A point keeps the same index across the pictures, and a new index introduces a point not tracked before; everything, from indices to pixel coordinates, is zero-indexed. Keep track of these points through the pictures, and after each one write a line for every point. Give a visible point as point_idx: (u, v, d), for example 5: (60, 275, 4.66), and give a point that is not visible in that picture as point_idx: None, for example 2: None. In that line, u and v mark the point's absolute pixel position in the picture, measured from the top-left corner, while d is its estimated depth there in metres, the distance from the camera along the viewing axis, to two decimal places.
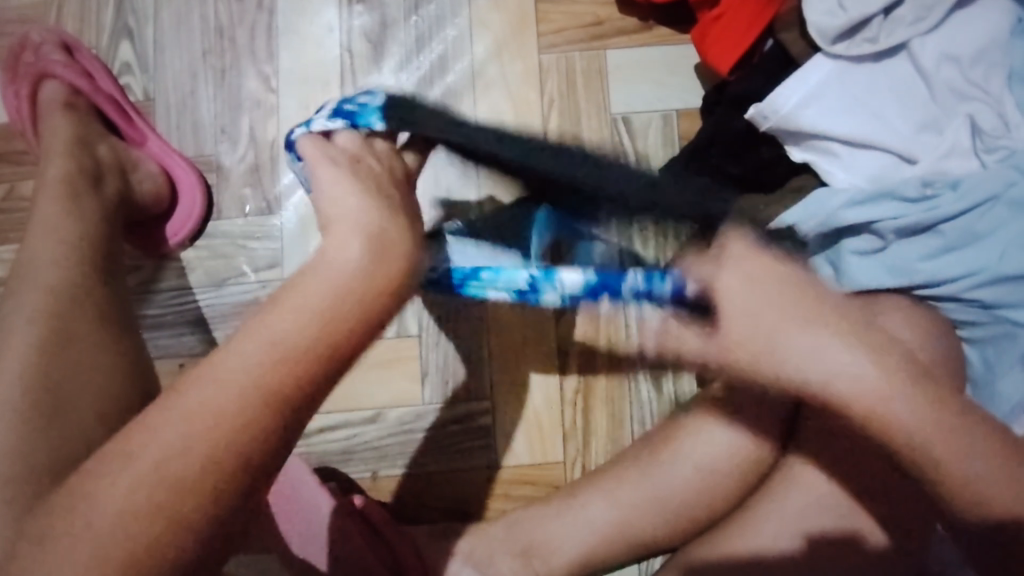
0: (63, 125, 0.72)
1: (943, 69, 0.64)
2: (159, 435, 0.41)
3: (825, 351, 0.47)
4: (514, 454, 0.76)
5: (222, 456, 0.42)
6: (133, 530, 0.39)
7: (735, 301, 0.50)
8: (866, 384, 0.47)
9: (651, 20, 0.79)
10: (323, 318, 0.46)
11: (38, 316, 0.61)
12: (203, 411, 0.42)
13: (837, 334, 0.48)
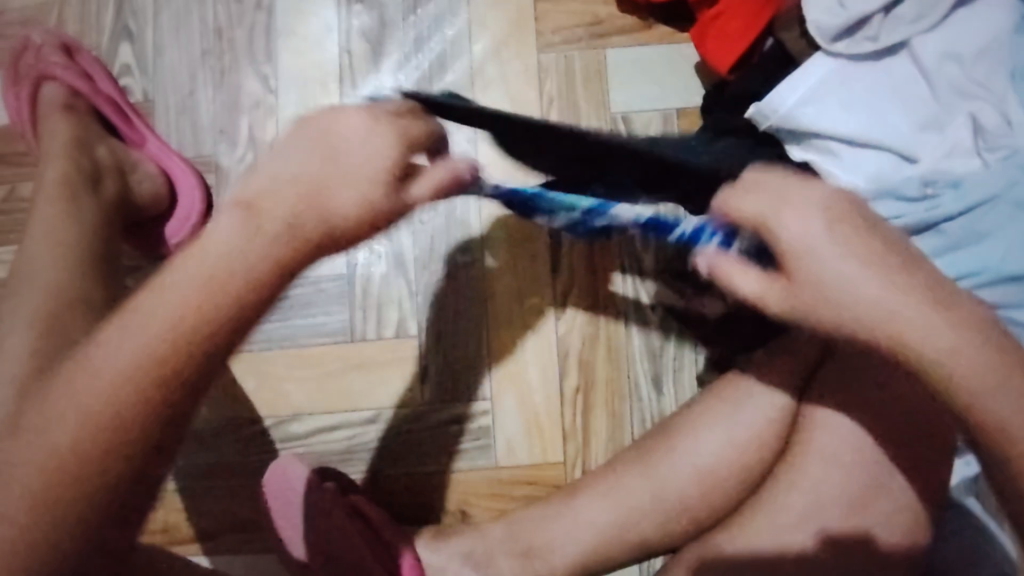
0: (62, 127, 0.72)
1: (944, 68, 0.63)
2: (91, 382, 0.46)
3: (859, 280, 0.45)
4: (514, 453, 0.76)
5: (143, 380, 0.45)
6: (70, 436, 0.46)
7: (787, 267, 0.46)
8: (913, 322, 0.45)
9: (650, 19, 0.79)
10: (198, 300, 0.46)
11: (38, 318, 0.61)
12: (138, 337, 0.46)
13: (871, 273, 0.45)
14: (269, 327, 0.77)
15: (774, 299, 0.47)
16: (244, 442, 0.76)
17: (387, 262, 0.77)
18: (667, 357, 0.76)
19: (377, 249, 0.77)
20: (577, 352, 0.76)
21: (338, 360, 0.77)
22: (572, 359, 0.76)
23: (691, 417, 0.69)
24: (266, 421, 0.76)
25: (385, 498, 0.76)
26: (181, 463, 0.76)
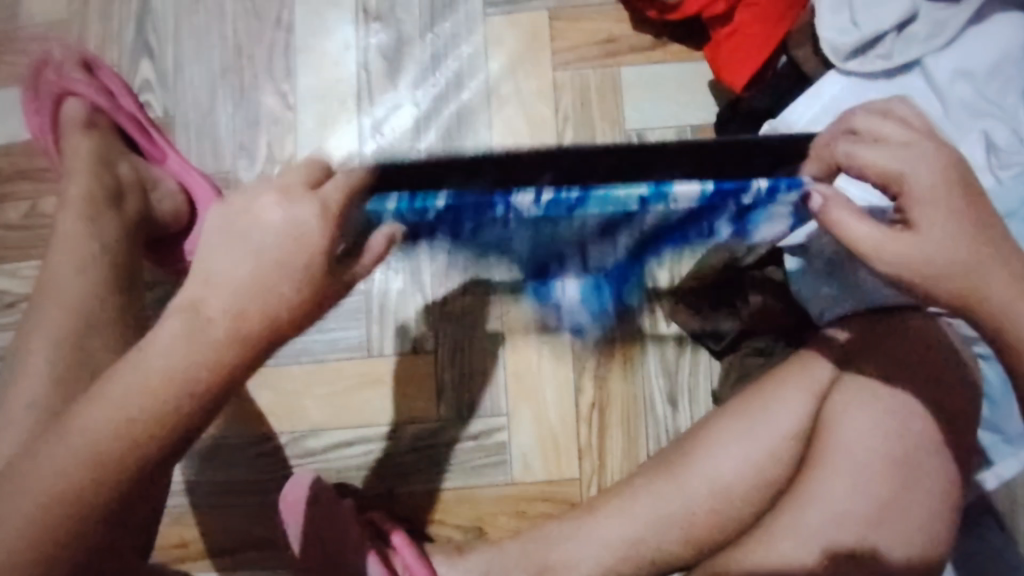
0: (84, 144, 0.74)
1: (957, 85, 0.66)
2: (60, 456, 0.48)
3: (928, 243, 0.51)
4: (531, 471, 0.76)
5: (107, 470, 0.48)
6: (50, 514, 0.48)
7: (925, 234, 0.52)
8: (969, 271, 0.51)
9: (665, 37, 0.79)
10: (163, 382, 0.47)
11: (59, 342, 0.64)
12: (100, 422, 0.47)
13: (950, 241, 0.51)
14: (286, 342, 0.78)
15: (886, 251, 0.52)
16: (259, 457, 0.77)
17: (404, 278, 0.78)
18: (682, 373, 0.77)
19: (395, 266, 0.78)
20: (593, 366, 0.77)
21: (356, 376, 0.77)
22: (588, 377, 0.77)
23: (708, 430, 0.69)
24: (281, 438, 0.77)
25: (402, 514, 0.76)
26: (194, 478, 0.77)
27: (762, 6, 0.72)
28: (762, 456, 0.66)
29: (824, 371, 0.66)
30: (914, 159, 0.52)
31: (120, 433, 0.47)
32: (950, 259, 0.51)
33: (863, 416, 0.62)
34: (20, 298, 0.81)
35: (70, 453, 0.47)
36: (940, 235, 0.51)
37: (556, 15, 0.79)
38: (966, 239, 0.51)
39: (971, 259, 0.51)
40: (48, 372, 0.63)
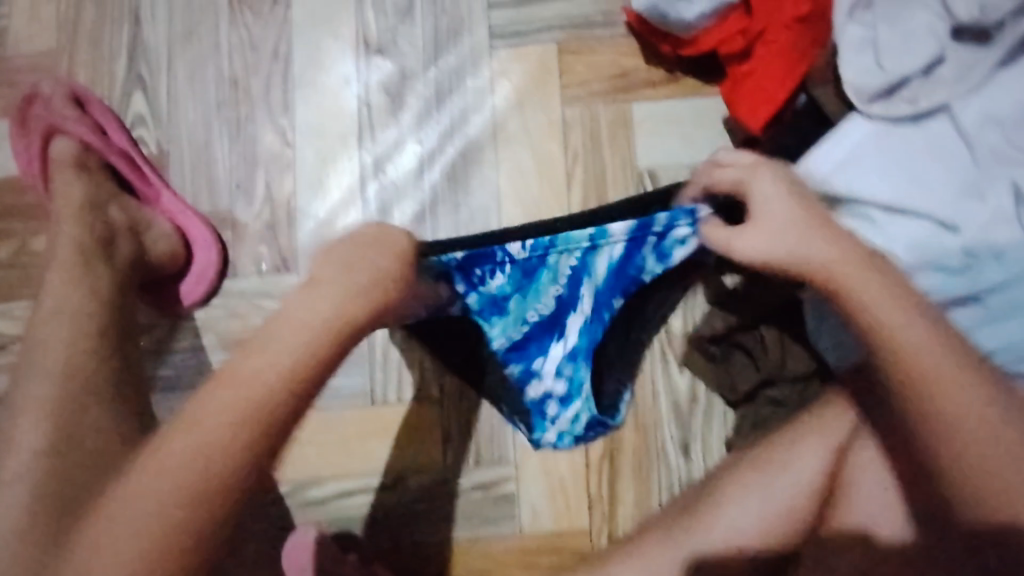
0: (75, 187, 0.71)
1: (986, 132, 0.63)
2: (160, 484, 0.45)
3: (758, 235, 0.51)
4: (540, 522, 0.74)
5: (219, 488, 0.46)
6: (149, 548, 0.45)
7: (760, 227, 0.52)
8: (821, 270, 0.50)
9: (678, 71, 0.76)
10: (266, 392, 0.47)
11: (49, 402, 0.61)
12: (204, 439, 0.46)
13: (782, 234, 0.51)
14: None
15: (738, 244, 0.52)
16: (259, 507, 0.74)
17: None
18: (698, 421, 0.74)
19: None
20: None
21: (358, 423, 0.75)
22: None
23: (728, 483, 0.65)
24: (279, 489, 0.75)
25: (406, 566, 0.74)
26: None
27: (782, 44, 0.69)
28: (771, 511, 0.62)
29: (843, 427, 0.61)
30: (745, 167, 0.54)
31: (234, 441, 0.46)
32: (811, 256, 0.50)
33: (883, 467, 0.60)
34: (12, 341, 0.78)
35: (183, 454, 0.45)
36: (783, 231, 0.51)
37: (564, 48, 0.76)
38: (790, 233, 0.51)
39: (807, 261, 0.50)
40: (37, 438, 0.60)
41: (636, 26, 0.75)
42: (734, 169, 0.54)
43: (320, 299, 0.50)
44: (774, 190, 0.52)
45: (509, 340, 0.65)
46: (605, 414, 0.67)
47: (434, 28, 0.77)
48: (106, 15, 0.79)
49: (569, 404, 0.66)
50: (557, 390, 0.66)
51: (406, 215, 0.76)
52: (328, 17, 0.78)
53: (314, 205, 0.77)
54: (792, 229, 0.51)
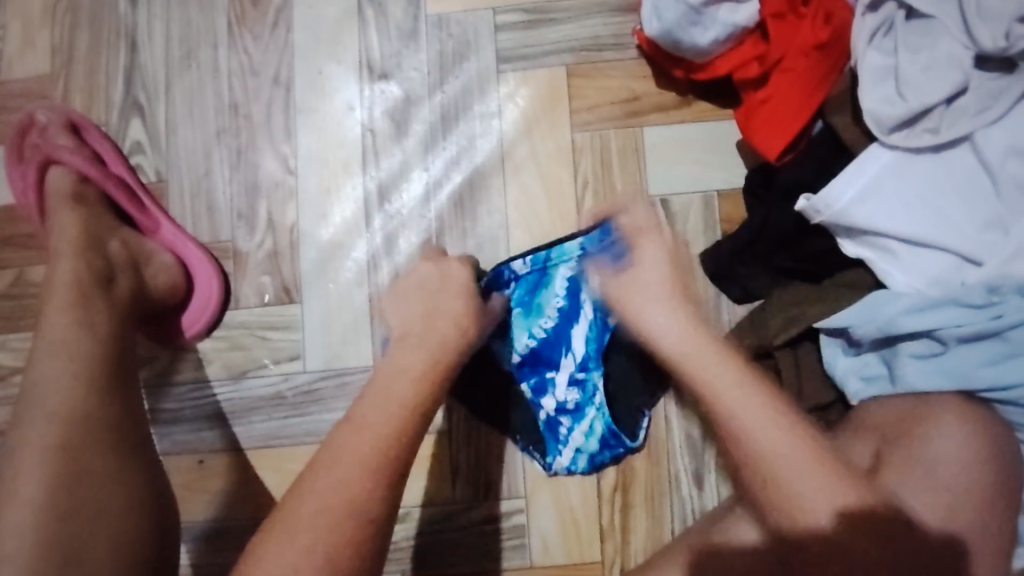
0: (71, 223, 0.69)
1: (1009, 162, 0.62)
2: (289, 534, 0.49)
3: (652, 308, 0.61)
4: (551, 554, 0.73)
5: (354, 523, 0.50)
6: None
7: (648, 306, 0.61)
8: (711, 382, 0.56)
9: (691, 94, 0.74)
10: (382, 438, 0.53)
11: (50, 452, 0.60)
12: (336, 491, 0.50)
13: (661, 312, 0.60)
14: (291, 422, 0.74)
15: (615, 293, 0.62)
16: None
17: None
18: (711, 453, 0.73)
19: None
20: None
21: None
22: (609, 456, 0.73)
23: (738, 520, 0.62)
24: None
25: None
26: (198, 562, 0.74)
27: (799, 72, 0.67)
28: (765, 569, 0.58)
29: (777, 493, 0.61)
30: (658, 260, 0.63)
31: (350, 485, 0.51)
32: (675, 341, 0.58)
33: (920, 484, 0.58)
34: (10, 373, 0.76)
35: (336, 470, 0.51)
36: (669, 311, 0.60)
37: (573, 71, 0.74)
38: (666, 307, 0.60)
39: (682, 351, 0.58)
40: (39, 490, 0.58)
41: (648, 50, 0.73)
42: (652, 257, 0.63)
43: (417, 351, 0.59)
44: (659, 264, 0.63)
45: (522, 354, 0.73)
46: (621, 430, 0.72)
47: (439, 51, 0.75)
48: (101, 38, 0.77)
49: (581, 417, 0.73)
50: (569, 403, 0.73)
51: (412, 243, 0.74)
52: (330, 40, 0.76)
53: (318, 232, 0.75)
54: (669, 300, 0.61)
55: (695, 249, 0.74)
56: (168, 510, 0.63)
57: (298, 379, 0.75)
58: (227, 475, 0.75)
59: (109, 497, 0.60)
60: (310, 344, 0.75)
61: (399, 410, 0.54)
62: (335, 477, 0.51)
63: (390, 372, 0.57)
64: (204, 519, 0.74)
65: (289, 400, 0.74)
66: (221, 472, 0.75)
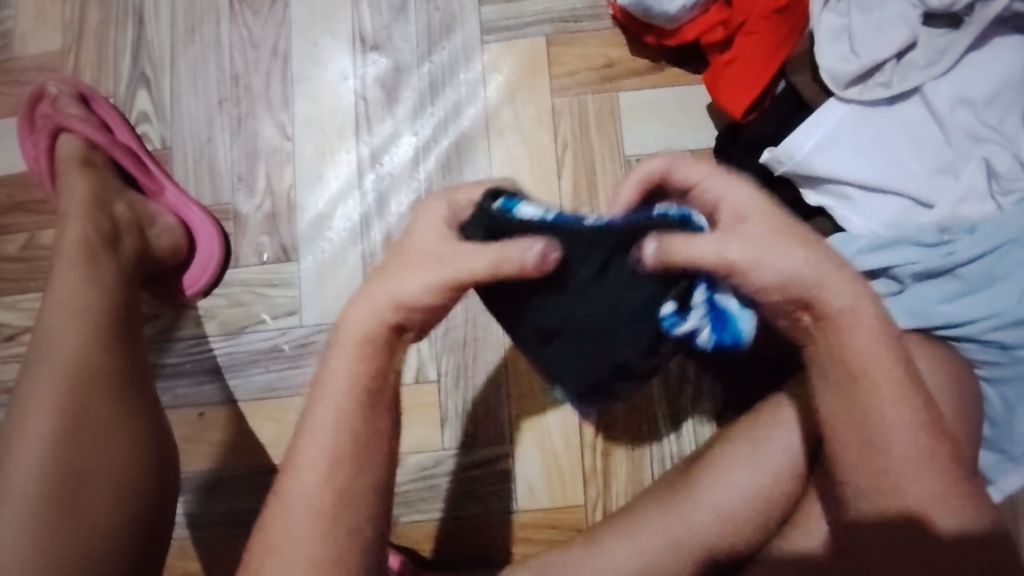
0: (79, 183, 0.72)
1: (958, 112, 0.66)
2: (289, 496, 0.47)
3: (768, 259, 0.45)
4: (536, 498, 0.76)
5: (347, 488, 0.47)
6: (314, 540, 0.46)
7: (764, 257, 0.45)
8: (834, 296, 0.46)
9: (663, 61, 0.79)
10: (352, 409, 0.47)
11: (58, 398, 0.62)
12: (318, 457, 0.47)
13: (782, 255, 0.45)
14: (288, 373, 0.78)
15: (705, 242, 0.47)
16: (263, 489, 0.77)
17: None
18: (687, 397, 0.76)
19: None
20: None
21: None
22: None
23: (714, 457, 0.66)
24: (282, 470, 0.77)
25: (408, 543, 0.77)
26: (198, 510, 0.77)
27: (762, 34, 0.72)
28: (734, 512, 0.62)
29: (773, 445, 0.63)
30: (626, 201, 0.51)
31: (336, 453, 0.47)
32: (798, 274, 0.45)
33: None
34: (20, 332, 0.80)
35: (324, 433, 0.47)
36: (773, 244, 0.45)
37: (552, 42, 0.79)
38: (778, 242, 0.45)
39: (809, 283, 0.45)
40: (49, 433, 0.60)
41: (622, 19, 0.78)
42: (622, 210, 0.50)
43: (409, 278, 0.47)
44: (430, 231, 0.49)
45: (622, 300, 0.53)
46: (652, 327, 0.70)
47: (426, 24, 0.80)
48: (110, 16, 0.82)
49: None
50: None
51: (403, 204, 0.79)
52: (324, 15, 0.81)
53: (314, 194, 0.80)
54: (729, 226, 0.46)
55: None
56: (169, 453, 0.66)
57: (295, 333, 0.79)
58: (225, 427, 0.78)
59: (113, 441, 0.62)
60: (306, 300, 0.79)
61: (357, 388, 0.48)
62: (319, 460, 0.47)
63: (383, 294, 0.48)
64: (203, 469, 0.78)
65: (287, 353, 0.78)
66: (221, 424, 0.78)
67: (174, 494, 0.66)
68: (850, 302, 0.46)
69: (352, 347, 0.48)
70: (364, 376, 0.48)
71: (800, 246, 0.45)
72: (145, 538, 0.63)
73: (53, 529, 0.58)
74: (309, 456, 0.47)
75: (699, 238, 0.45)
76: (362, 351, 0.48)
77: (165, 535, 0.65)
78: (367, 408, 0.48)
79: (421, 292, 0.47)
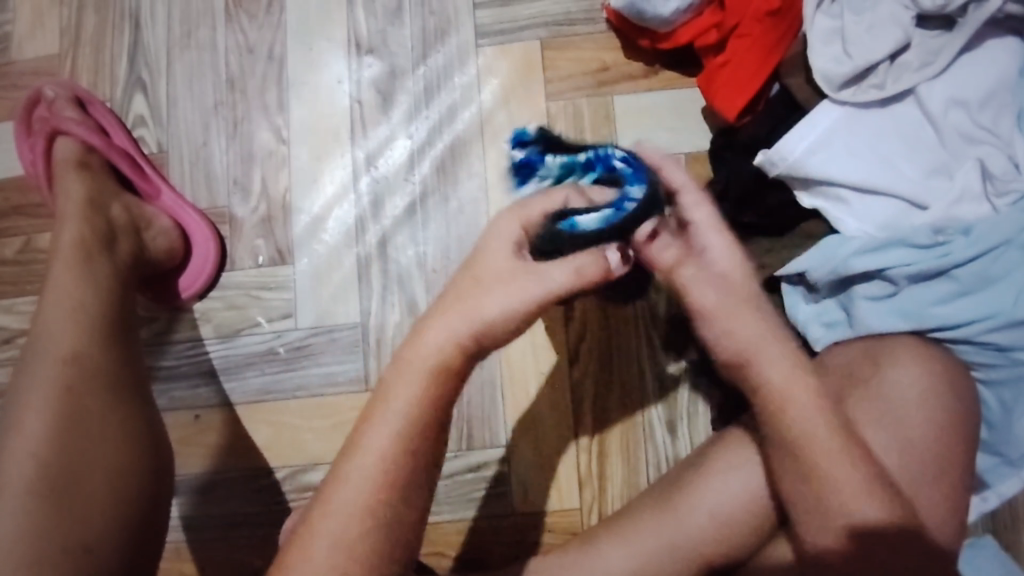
0: (76, 185, 0.72)
1: (951, 113, 0.66)
2: (334, 508, 0.47)
3: (742, 323, 0.52)
4: (532, 501, 0.76)
5: (390, 504, 0.47)
6: (352, 553, 0.46)
7: (735, 328, 0.52)
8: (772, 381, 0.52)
9: (657, 64, 0.79)
10: (411, 423, 0.48)
11: (53, 398, 0.62)
12: (367, 472, 0.47)
13: (760, 332, 0.53)
14: (283, 376, 0.78)
15: (705, 299, 0.53)
16: (258, 492, 0.77)
17: (400, 310, 0.78)
18: (683, 400, 0.76)
19: (391, 299, 0.78)
20: (591, 395, 0.77)
21: (355, 409, 0.77)
22: (585, 409, 0.77)
23: (710, 460, 0.65)
24: (277, 473, 0.77)
25: None
26: (193, 513, 0.77)
27: (755, 36, 0.72)
28: (730, 516, 0.62)
29: None
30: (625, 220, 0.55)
31: (384, 469, 0.47)
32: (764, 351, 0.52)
33: (875, 428, 0.61)
34: (16, 335, 0.81)
35: (376, 452, 0.47)
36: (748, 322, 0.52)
37: (546, 45, 0.80)
38: (752, 321, 0.53)
39: (776, 364, 0.52)
40: (43, 433, 0.61)
41: (616, 23, 0.78)
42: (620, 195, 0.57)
43: (499, 297, 0.50)
44: (502, 250, 0.52)
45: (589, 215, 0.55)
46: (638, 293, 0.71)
47: (421, 28, 0.81)
48: (107, 20, 0.83)
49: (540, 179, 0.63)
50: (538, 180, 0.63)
51: (398, 207, 0.79)
52: (320, 19, 0.81)
53: (309, 197, 0.80)
54: (718, 283, 0.53)
55: None
56: (164, 453, 0.66)
57: (290, 336, 0.79)
58: (221, 430, 0.78)
59: (108, 440, 0.62)
60: (302, 303, 0.79)
61: (423, 403, 0.48)
62: (370, 474, 0.47)
63: (461, 308, 0.50)
64: (199, 472, 0.78)
65: (282, 356, 0.78)
66: (216, 426, 0.78)
67: (168, 494, 0.66)
68: (797, 396, 0.52)
69: (427, 374, 0.49)
70: (430, 406, 0.48)
71: (756, 318, 0.53)
72: (139, 537, 0.62)
73: (48, 526, 0.58)
74: (358, 474, 0.47)
75: (688, 273, 0.53)
76: (434, 381, 0.49)
77: (159, 534, 0.64)
78: (426, 436, 0.48)
79: (502, 316, 0.50)
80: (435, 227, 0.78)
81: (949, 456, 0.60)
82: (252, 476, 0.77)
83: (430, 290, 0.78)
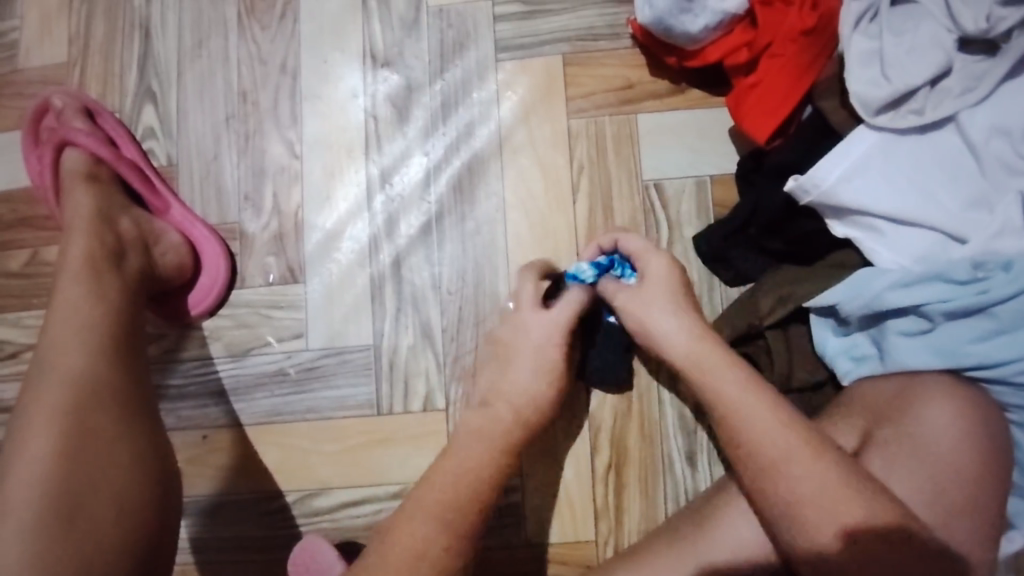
0: (85, 197, 0.70)
1: (993, 142, 0.62)
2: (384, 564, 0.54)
3: (724, 376, 0.57)
4: (545, 530, 0.74)
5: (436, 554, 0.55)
6: None
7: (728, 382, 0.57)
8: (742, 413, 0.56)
9: (684, 82, 0.76)
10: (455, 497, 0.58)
11: (58, 416, 0.60)
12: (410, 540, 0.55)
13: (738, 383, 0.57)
14: (294, 398, 0.76)
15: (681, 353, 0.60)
16: (268, 515, 0.75)
17: (414, 332, 0.76)
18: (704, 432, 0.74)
19: (404, 321, 0.76)
20: (609, 426, 0.75)
21: (366, 432, 0.75)
22: (602, 436, 0.75)
23: (733, 497, 0.63)
24: (287, 496, 0.75)
25: None
26: (201, 536, 0.75)
27: (787, 57, 0.69)
28: (756, 561, 0.60)
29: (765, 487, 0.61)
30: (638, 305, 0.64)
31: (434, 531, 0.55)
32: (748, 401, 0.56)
33: (905, 473, 0.57)
34: (22, 350, 0.79)
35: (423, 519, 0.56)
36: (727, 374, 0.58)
37: (568, 60, 0.77)
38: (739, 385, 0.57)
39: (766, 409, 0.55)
40: (46, 452, 0.59)
41: (642, 38, 0.75)
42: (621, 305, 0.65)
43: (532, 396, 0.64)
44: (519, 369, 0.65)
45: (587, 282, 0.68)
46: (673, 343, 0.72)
47: (440, 41, 0.78)
48: (117, 27, 0.81)
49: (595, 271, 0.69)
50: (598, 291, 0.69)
51: (413, 226, 0.77)
52: (336, 31, 0.79)
53: (321, 215, 0.78)
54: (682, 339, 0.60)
55: (687, 233, 0.75)
56: (173, 473, 0.64)
57: (301, 356, 0.77)
58: (230, 450, 0.76)
59: (115, 461, 0.60)
60: (313, 322, 0.77)
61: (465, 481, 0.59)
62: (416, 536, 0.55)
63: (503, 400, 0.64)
64: (208, 493, 0.76)
65: (293, 377, 0.77)
66: (225, 446, 0.77)
67: (177, 515, 0.64)
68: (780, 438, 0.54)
69: (473, 452, 0.61)
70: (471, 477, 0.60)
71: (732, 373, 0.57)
72: (146, 568, 0.60)
73: (48, 548, 0.55)
74: (416, 530, 0.55)
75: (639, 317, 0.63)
76: (471, 455, 0.61)
77: (166, 564, 0.62)
78: (473, 500, 0.58)
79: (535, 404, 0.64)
80: (449, 248, 0.76)
81: (984, 503, 0.56)
82: (261, 498, 0.76)
83: (444, 313, 0.75)
